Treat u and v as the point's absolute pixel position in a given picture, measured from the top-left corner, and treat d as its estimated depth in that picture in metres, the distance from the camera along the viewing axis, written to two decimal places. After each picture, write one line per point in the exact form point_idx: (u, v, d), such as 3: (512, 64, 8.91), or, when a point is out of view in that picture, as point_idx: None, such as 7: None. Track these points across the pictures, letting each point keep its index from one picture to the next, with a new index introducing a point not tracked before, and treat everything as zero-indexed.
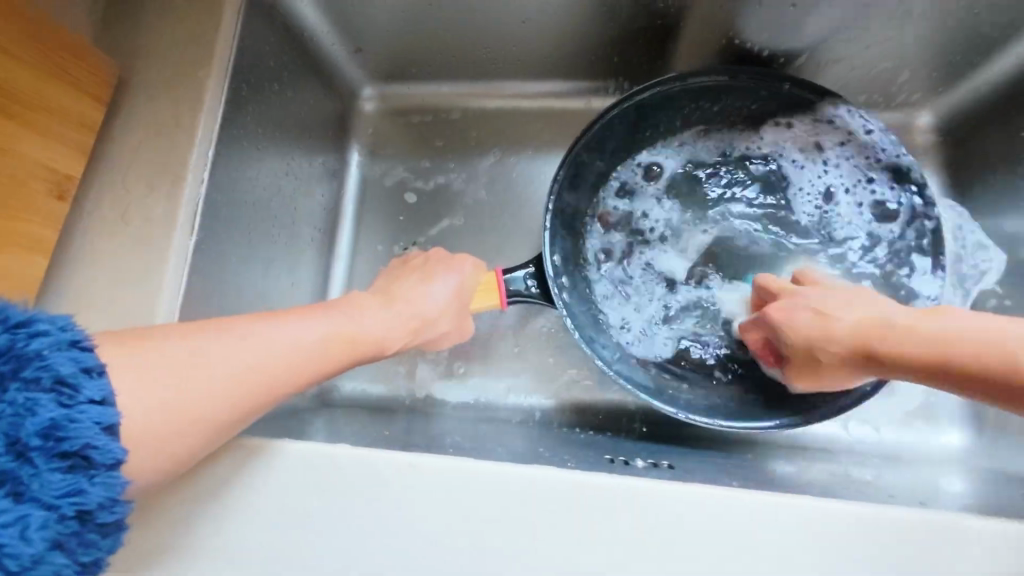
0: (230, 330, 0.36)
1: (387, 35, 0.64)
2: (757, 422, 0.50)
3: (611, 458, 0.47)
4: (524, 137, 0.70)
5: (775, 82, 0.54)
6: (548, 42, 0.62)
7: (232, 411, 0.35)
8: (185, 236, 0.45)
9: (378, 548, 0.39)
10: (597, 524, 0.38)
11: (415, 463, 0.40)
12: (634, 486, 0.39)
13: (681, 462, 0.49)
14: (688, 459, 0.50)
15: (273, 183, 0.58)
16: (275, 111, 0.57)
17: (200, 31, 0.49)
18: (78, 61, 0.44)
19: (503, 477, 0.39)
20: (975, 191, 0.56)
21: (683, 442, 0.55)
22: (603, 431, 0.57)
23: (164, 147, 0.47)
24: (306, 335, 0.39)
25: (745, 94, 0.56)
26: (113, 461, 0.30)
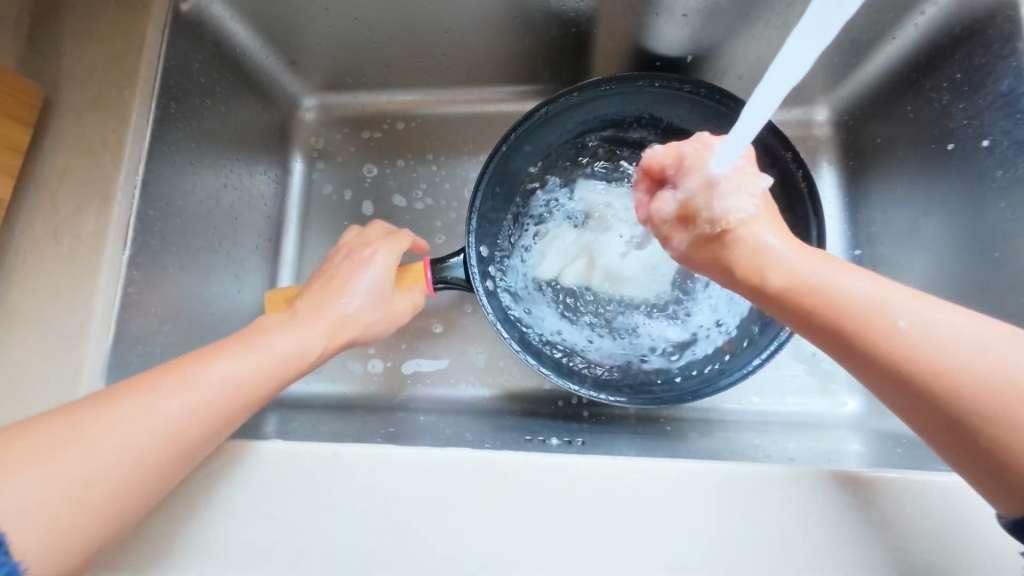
0: (167, 381, 0.38)
1: (319, 47, 0.65)
2: (667, 399, 0.54)
3: (528, 438, 0.56)
4: (463, 139, 0.72)
5: (684, 85, 0.57)
6: (474, 49, 0.65)
7: (174, 451, 0.37)
8: (118, 250, 0.49)
9: (306, 545, 0.40)
10: (517, 504, 0.40)
11: (342, 453, 0.42)
12: (549, 465, 0.41)
13: (592, 437, 0.57)
14: (599, 436, 0.57)
15: (210, 194, 0.60)
16: (208, 125, 0.59)
17: (124, 53, 0.52)
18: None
19: (428, 467, 0.41)
20: (872, 180, 0.58)
21: (612, 422, 0.59)
22: (541, 416, 0.60)
23: (91, 165, 0.50)
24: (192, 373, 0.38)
25: (656, 97, 0.59)
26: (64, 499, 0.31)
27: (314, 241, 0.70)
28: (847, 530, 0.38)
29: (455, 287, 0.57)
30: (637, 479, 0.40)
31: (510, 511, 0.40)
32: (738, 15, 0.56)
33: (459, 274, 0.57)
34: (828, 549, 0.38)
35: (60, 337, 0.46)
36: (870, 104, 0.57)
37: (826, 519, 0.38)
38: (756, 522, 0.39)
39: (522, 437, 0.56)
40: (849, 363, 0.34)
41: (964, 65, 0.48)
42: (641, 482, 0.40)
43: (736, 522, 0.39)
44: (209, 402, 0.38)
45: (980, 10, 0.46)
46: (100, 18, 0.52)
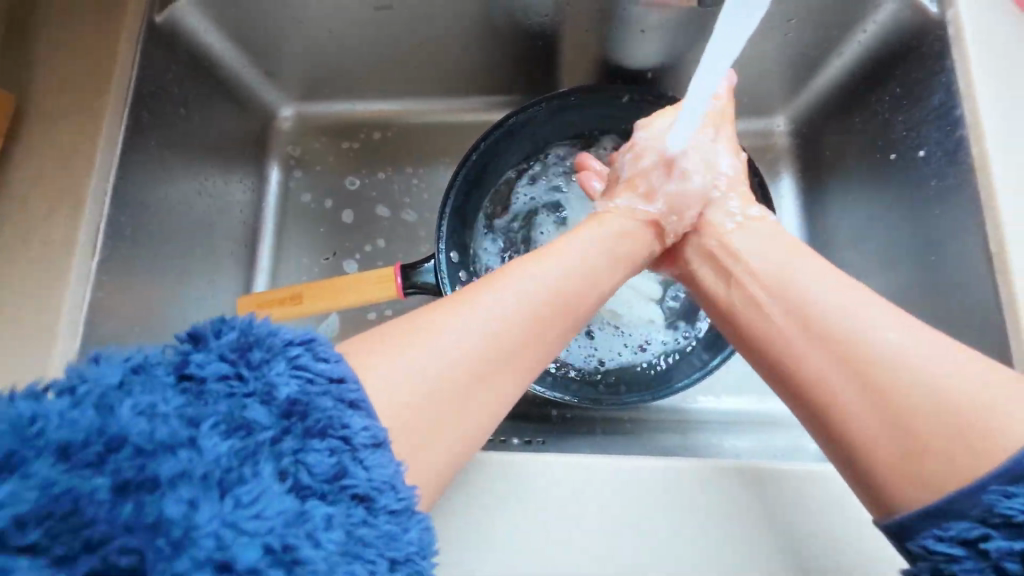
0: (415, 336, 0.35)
1: (294, 58, 0.67)
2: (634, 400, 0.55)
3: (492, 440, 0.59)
4: (436, 149, 0.74)
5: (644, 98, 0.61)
6: (446, 61, 0.67)
7: None
8: (87, 255, 0.49)
9: None
10: (472, 503, 0.41)
11: None
12: (507, 467, 0.42)
13: (553, 439, 0.60)
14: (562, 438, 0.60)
15: (184, 202, 0.61)
16: (181, 133, 0.60)
17: (97, 63, 0.53)
18: None
19: None
20: (823, 188, 0.61)
21: (577, 422, 0.61)
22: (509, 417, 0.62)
23: (63, 173, 0.50)
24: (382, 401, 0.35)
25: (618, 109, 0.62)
26: (376, 440, 0.30)
27: (288, 247, 0.71)
28: (797, 531, 0.39)
29: (424, 292, 0.59)
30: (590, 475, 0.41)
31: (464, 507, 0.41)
32: (697, 31, 0.59)
33: (428, 280, 0.59)
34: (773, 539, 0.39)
35: (24, 339, 0.47)
36: (825, 117, 0.60)
37: (775, 517, 0.40)
38: (705, 519, 0.40)
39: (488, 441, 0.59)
40: (797, 405, 0.38)
41: (903, 80, 0.51)
42: (594, 481, 0.41)
43: (685, 518, 0.40)
44: (525, 333, 0.37)
45: (917, 28, 0.49)
46: (76, 29, 0.54)
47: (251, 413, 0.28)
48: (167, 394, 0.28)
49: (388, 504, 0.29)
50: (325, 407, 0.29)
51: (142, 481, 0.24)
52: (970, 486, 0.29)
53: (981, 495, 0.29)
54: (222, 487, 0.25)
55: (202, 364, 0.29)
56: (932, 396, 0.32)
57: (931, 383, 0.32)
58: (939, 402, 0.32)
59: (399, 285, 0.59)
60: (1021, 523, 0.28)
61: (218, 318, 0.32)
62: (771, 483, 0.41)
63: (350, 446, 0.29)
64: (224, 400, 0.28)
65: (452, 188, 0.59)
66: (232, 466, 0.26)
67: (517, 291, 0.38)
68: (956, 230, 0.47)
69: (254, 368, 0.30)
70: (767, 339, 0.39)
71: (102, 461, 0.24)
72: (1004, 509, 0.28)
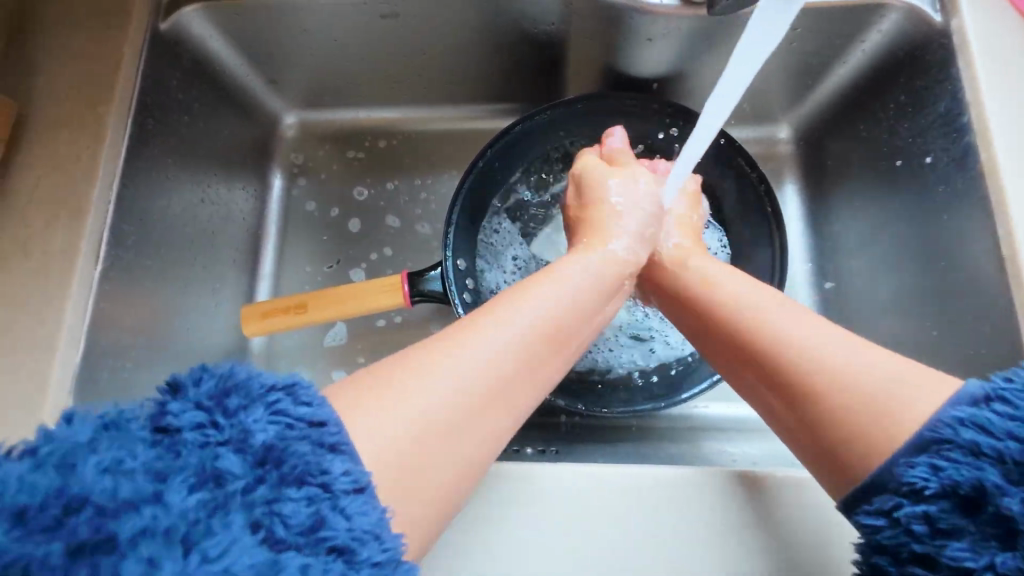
0: (372, 390, 0.34)
1: (298, 67, 0.66)
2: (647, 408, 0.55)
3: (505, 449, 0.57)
4: (440, 156, 0.73)
5: (647, 104, 0.61)
6: (452, 69, 0.67)
7: None
8: (89, 265, 0.48)
9: None
10: (490, 513, 0.40)
11: None
12: (526, 476, 0.41)
13: (567, 448, 0.58)
14: (575, 447, 0.58)
15: (186, 210, 0.60)
16: (183, 141, 0.59)
17: (101, 71, 0.52)
18: None
19: None
20: (827, 194, 0.62)
21: (588, 430, 0.61)
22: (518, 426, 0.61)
23: (65, 181, 0.50)
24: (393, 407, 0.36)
25: (621, 116, 0.63)
26: (355, 485, 0.29)
27: (291, 255, 0.70)
28: (825, 543, 0.38)
29: (432, 300, 0.59)
30: (609, 486, 0.41)
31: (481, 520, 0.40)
32: (703, 39, 0.59)
33: (436, 288, 0.59)
34: (796, 548, 0.38)
35: (23, 351, 0.45)
36: (829, 125, 0.60)
37: (801, 528, 0.39)
38: (727, 528, 0.39)
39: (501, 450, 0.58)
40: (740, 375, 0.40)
41: (908, 88, 0.52)
42: (614, 490, 0.41)
43: (707, 529, 0.39)
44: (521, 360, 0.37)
45: (921, 37, 0.49)
46: (78, 36, 0.53)
47: (224, 463, 0.28)
48: (138, 448, 0.27)
49: (370, 556, 0.28)
50: (302, 452, 0.29)
51: (98, 543, 0.23)
52: (885, 460, 0.31)
53: (891, 464, 0.31)
54: (186, 542, 0.24)
55: (178, 414, 0.29)
56: (855, 360, 0.35)
57: (851, 350, 0.35)
58: (864, 370, 0.34)
59: (407, 292, 0.58)
60: (922, 489, 0.30)
61: (196, 366, 0.32)
62: (793, 491, 0.40)
63: (328, 494, 0.29)
64: (196, 451, 0.28)
65: (459, 197, 0.59)
66: (199, 518, 0.25)
67: (493, 343, 0.37)
68: (966, 234, 0.48)
69: (230, 414, 0.30)
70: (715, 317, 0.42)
71: (57, 526, 0.23)
72: (910, 475, 0.30)
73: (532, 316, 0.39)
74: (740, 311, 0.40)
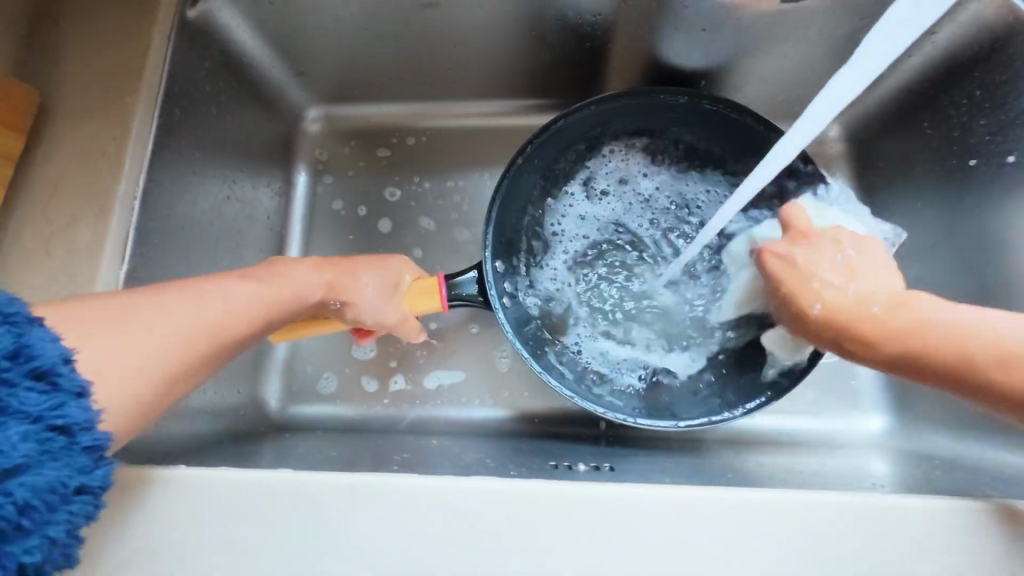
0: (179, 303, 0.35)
1: (328, 59, 0.64)
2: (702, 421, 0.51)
3: (553, 464, 0.51)
4: (472, 154, 0.70)
5: (697, 100, 0.57)
6: (488, 62, 0.64)
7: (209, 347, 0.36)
8: (115, 264, 0.45)
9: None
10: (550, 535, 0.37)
11: (357, 483, 0.38)
12: (590, 496, 0.38)
13: (621, 463, 0.52)
14: (628, 460, 0.53)
15: (213, 206, 0.57)
16: (211, 134, 0.56)
17: (128, 57, 0.50)
18: None
19: (458, 496, 0.38)
20: (882, 196, 0.59)
21: (630, 442, 0.57)
22: (555, 437, 0.58)
23: (91, 174, 0.47)
24: (231, 303, 0.38)
25: (668, 110, 0.59)
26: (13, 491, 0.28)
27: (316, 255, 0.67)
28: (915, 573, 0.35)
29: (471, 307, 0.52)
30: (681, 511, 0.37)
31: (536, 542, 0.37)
32: (756, 30, 0.56)
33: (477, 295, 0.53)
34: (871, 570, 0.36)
35: None
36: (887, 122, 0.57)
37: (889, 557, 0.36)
38: (808, 557, 0.36)
39: (548, 463, 0.51)
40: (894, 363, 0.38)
41: (985, 83, 0.49)
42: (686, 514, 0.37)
43: (786, 556, 0.36)
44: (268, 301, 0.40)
45: (1001, 29, 0.46)
46: (103, 21, 0.50)
47: None
48: None
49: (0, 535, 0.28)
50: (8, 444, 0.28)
51: None
52: None
53: None
54: None
55: None
56: (940, 308, 0.38)
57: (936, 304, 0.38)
58: (953, 310, 0.37)
59: (446, 296, 0.51)
60: None
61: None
62: (881, 517, 0.37)
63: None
64: None
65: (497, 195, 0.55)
66: None
67: (225, 290, 0.38)
68: None
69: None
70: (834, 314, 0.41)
71: None
72: None
73: (289, 283, 0.43)
74: (865, 305, 0.40)
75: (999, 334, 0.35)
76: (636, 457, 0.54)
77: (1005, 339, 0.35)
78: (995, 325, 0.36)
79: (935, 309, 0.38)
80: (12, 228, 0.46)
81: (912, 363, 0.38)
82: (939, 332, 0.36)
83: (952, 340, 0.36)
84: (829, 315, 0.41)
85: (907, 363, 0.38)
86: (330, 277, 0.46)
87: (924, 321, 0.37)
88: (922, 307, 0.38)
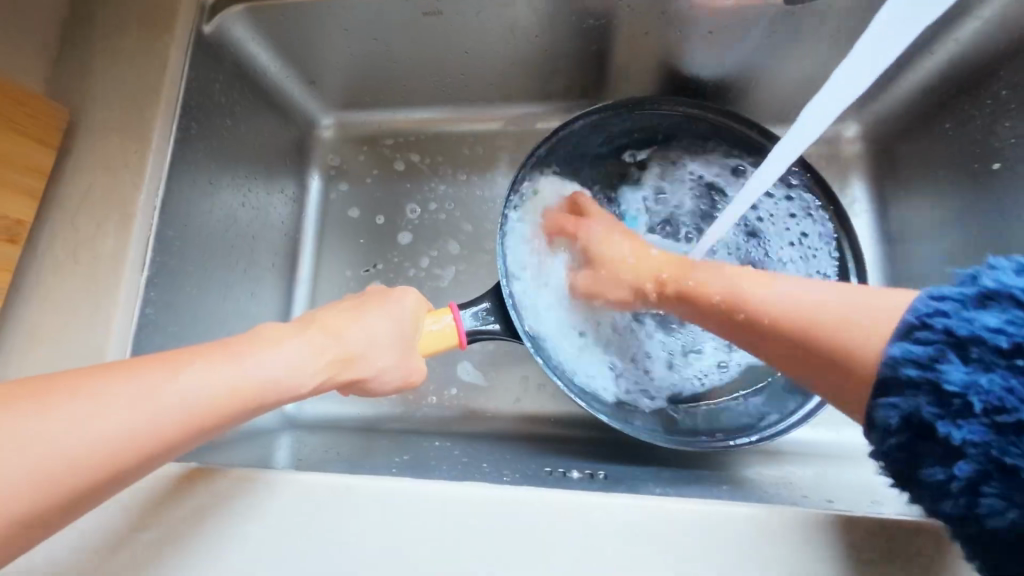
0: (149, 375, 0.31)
1: (338, 68, 0.65)
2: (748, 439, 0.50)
3: (550, 471, 0.51)
4: (479, 158, 0.71)
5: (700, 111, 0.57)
6: (494, 68, 0.64)
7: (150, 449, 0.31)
8: (135, 273, 0.48)
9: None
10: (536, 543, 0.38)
11: (351, 485, 0.40)
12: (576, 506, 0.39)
13: (616, 472, 0.53)
14: (624, 470, 0.53)
15: (228, 214, 0.60)
16: (226, 144, 0.59)
17: (147, 75, 0.52)
18: (24, 108, 0.48)
19: (448, 500, 0.40)
20: (900, 200, 0.56)
21: (626, 449, 0.58)
22: (554, 442, 0.59)
23: (113, 187, 0.50)
24: (184, 395, 0.31)
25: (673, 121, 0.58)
26: None
27: (328, 259, 0.69)
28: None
29: (490, 337, 0.51)
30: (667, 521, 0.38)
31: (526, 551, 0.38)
32: (767, 30, 0.55)
33: (497, 324, 0.51)
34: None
35: (73, 358, 0.46)
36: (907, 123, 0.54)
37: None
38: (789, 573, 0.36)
39: (545, 470, 0.52)
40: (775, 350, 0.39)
41: (1011, 82, 0.46)
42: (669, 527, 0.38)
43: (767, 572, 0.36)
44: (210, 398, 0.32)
45: None
46: (125, 40, 0.53)
47: None
48: None
49: None
50: None
51: None
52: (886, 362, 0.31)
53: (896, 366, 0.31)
54: None
55: None
56: (827, 291, 0.37)
57: (816, 288, 0.37)
58: (840, 299, 0.36)
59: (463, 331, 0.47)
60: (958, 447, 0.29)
61: None
62: (863, 535, 0.37)
63: None
64: None
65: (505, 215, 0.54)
66: None
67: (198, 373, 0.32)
68: None
69: None
70: (755, 305, 0.40)
71: None
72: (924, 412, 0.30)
73: (249, 369, 0.34)
74: (753, 285, 0.41)
75: (869, 323, 0.33)
76: (629, 467, 0.55)
77: (876, 327, 0.33)
78: (864, 309, 0.34)
79: (820, 294, 0.37)
80: (44, 238, 0.49)
81: (794, 352, 0.37)
82: (824, 313, 0.35)
83: (820, 317, 0.35)
84: (726, 316, 0.41)
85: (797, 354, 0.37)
86: (333, 359, 0.38)
87: (829, 298, 0.36)
88: (838, 293, 0.36)
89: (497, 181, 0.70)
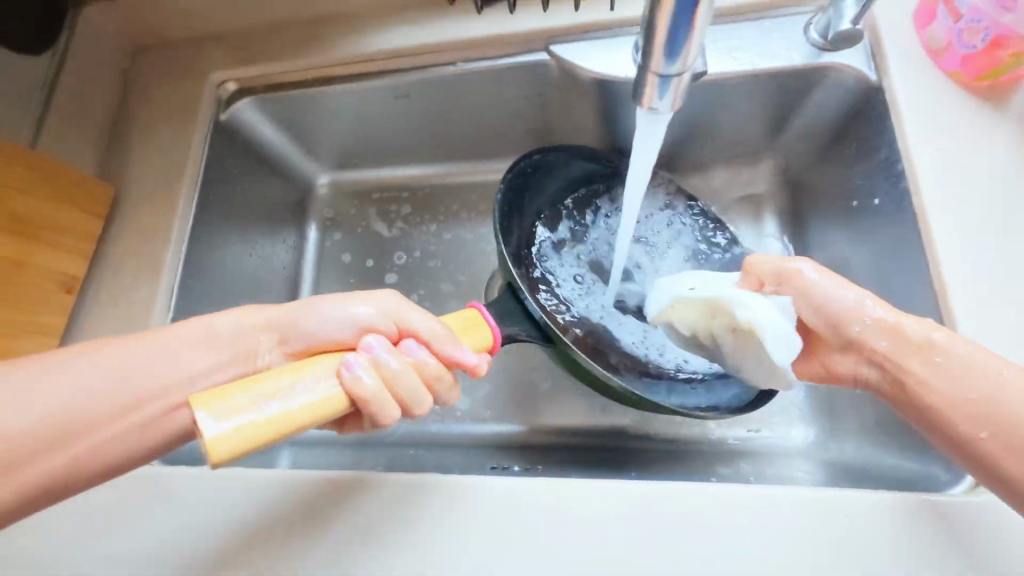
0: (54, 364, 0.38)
1: (331, 139, 0.78)
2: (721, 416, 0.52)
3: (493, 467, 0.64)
4: (451, 207, 0.83)
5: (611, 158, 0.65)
6: (459, 135, 0.77)
7: (59, 433, 0.36)
8: (161, 315, 0.60)
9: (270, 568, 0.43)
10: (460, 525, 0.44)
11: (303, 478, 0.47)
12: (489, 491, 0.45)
13: (551, 467, 0.63)
14: (559, 466, 0.64)
15: (236, 263, 0.71)
16: (236, 206, 0.71)
17: (176, 157, 0.66)
18: (84, 190, 0.61)
19: (386, 487, 0.46)
20: None
21: (573, 450, 0.65)
22: (514, 451, 0.66)
23: (148, 247, 0.62)
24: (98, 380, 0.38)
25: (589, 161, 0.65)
26: None
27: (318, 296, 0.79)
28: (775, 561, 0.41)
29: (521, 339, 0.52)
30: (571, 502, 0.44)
31: (452, 537, 0.44)
32: None
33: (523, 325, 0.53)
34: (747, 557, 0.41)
35: None
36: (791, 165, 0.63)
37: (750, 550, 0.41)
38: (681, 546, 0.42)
39: (489, 465, 0.64)
40: (942, 411, 0.40)
41: None
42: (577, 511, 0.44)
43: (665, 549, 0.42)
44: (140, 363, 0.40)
45: None
46: (159, 131, 0.67)
47: None
48: None
49: None
50: None
51: None
52: None
53: None
54: None
55: None
56: (997, 364, 0.40)
57: (1002, 366, 0.39)
58: (1012, 379, 0.39)
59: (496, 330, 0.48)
60: None
61: None
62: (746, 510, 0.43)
63: None
64: None
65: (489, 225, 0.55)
66: None
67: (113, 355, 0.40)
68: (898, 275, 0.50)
69: None
70: (933, 359, 0.41)
71: None
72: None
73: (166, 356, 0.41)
74: (932, 338, 0.42)
75: None
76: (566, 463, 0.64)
77: None
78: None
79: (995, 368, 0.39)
80: (92, 287, 0.61)
81: (956, 418, 0.40)
82: (1010, 392, 0.38)
83: (984, 392, 0.39)
84: (907, 370, 0.42)
85: (949, 417, 0.40)
86: (261, 320, 0.44)
87: (1000, 377, 0.39)
88: (994, 364, 0.40)
89: (467, 227, 0.82)
